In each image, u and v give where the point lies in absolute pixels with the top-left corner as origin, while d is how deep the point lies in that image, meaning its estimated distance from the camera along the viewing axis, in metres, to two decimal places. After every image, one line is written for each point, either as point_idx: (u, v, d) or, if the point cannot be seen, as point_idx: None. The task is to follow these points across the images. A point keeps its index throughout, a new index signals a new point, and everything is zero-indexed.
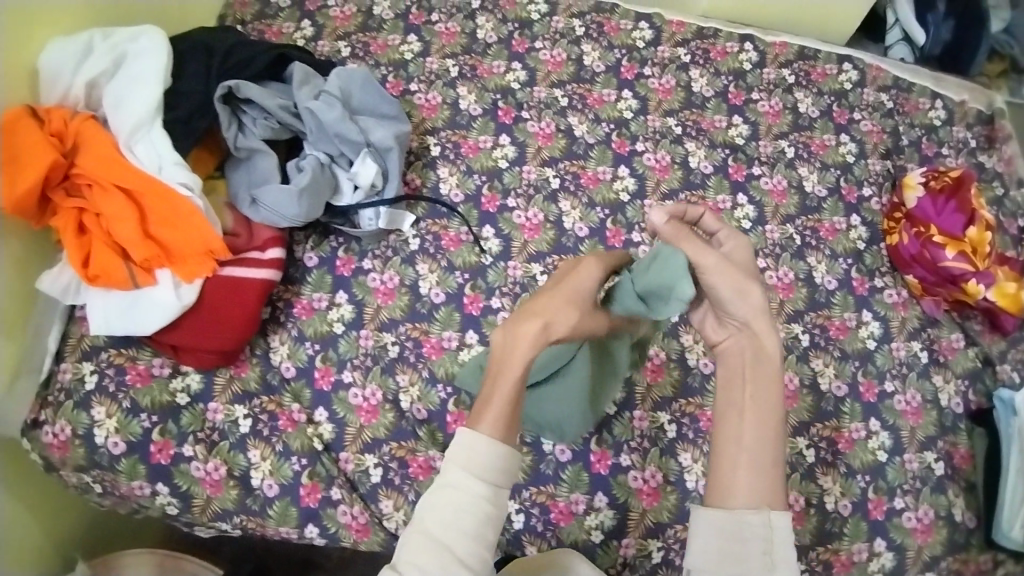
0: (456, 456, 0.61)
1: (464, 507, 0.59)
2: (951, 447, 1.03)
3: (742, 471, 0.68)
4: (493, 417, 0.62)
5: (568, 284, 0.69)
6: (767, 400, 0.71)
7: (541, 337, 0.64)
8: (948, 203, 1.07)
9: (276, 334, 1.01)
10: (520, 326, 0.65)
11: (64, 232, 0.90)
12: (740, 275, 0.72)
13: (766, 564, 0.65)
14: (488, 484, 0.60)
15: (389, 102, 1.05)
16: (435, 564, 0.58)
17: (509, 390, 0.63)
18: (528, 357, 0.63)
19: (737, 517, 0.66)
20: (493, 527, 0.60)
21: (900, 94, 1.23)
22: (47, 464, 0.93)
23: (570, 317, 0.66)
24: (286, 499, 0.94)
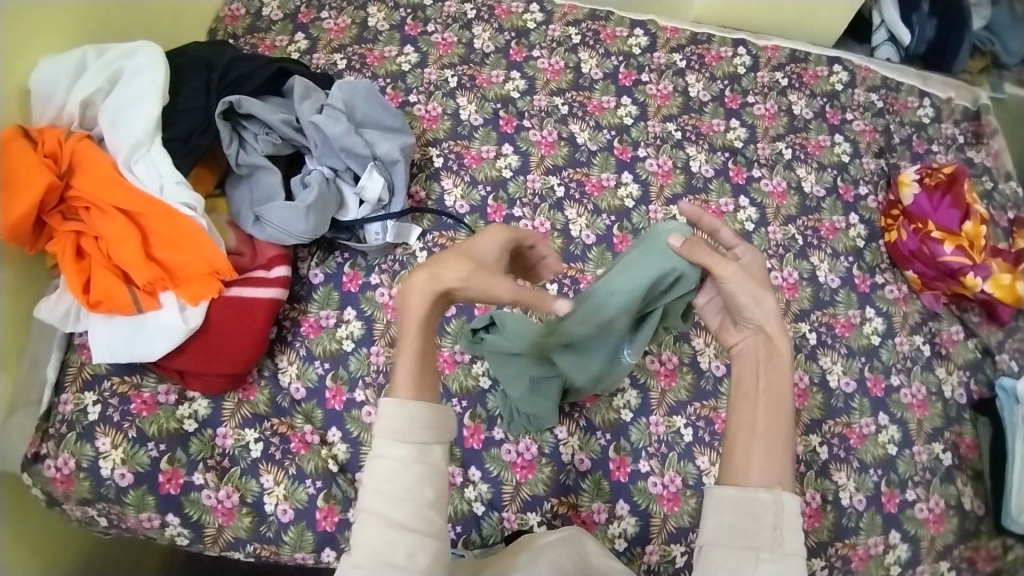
0: (377, 425, 0.56)
1: (393, 474, 0.54)
2: (956, 437, 1.04)
3: (754, 456, 0.60)
4: (400, 377, 0.58)
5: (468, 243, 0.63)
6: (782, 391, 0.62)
7: (432, 294, 0.59)
8: (944, 199, 1.10)
9: (284, 354, 0.99)
10: (410, 278, 0.60)
11: (62, 257, 0.87)
12: (758, 284, 0.65)
13: (776, 542, 0.56)
14: (415, 444, 0.56)
15: (392, 113, 1.04)
16: (373, 534, 0.53)
17: (411, 345, 0.58)
18: (423, 310, 0.59)
19: (749, 494, 0.58)
20: (430, 485, 0.55)
21: (889, 94, 1.26)
22: (50, 499, 0.89)
23: (462, 269, 0.59)
24: (301, 524, 0.91)
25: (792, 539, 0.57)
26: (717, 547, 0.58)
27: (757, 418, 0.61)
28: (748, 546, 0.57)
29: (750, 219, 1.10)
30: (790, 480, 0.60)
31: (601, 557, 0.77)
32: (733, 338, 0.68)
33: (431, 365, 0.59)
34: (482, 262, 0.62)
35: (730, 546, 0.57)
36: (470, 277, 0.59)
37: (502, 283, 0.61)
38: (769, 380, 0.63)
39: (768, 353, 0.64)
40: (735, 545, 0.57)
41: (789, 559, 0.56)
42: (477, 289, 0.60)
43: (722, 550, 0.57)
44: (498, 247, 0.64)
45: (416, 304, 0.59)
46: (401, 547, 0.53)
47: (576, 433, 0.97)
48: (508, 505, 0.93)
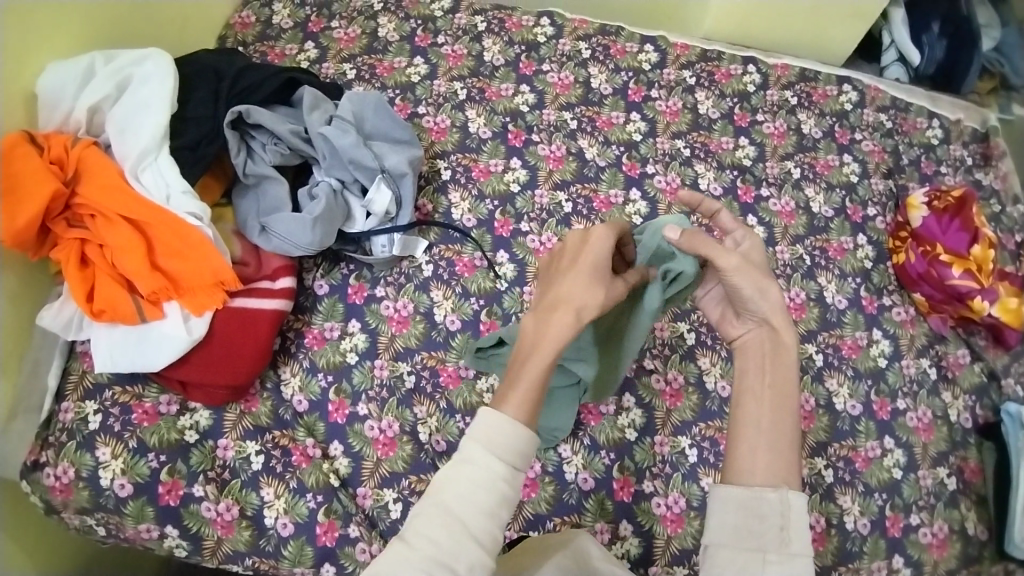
0: (476, 431, 0.59)
1: (479, 484, 0.57)
2: (962, 461, 1.03)
3: (761, 451, 0.63)
4: (518, 400, 0.60)
5: (589, 256, 0.68)
6: (788, 385, 0.66)
7: (571, 325, 0.63)
8: (952, 222, 1.10)
9: (287, 366, 0.98)
10: (551, 318, 0.63)
11: (66, 265, 0.86)
12: (759, 274, 0.70)
13: (783, 543, 0.58)
14: (506, 464, 0.58)
15: (401, 126, 1.04)
16: (442, 533, 0.55)
17: (541, 373, 0.62)
18: (564, 343, 0.62)
19: (754, 493, 0.60)
20: (507, 508, 0.57)
21: (899, 114, 1.25)
22: (48, 508, 0.88)
23: (599, 297, 0.65)
24: (301, 538, 0.90)
25: (798, 540, 0.59)
26: (722, 547, 0.59)
27: (766, 412, 0.65)
28: (754, 546, 0.58)
29: None
30: (794, 479, 0.62)
31: (602, 559, 0.78)
32: (737, 330, 0.72)
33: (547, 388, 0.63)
34: (607, 281, 0.67)
35: (736, 547, 0.58)
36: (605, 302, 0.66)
37: (621, 289, 0.69)
38: (776, 375, 0.67)
39: (772, 347, 0.69)
40: (741, 546, 0.58)
41: (797, 560, 0.58)
42: (606, 305, 0.67)
43: (727, 551, 0.58)
44: (608, 253, 0.68)
45: (554, 336, 0.62)
46: (464, 557, 0.55)
47: (580, 452, 0.96)
48: (510, 524, 0.92)
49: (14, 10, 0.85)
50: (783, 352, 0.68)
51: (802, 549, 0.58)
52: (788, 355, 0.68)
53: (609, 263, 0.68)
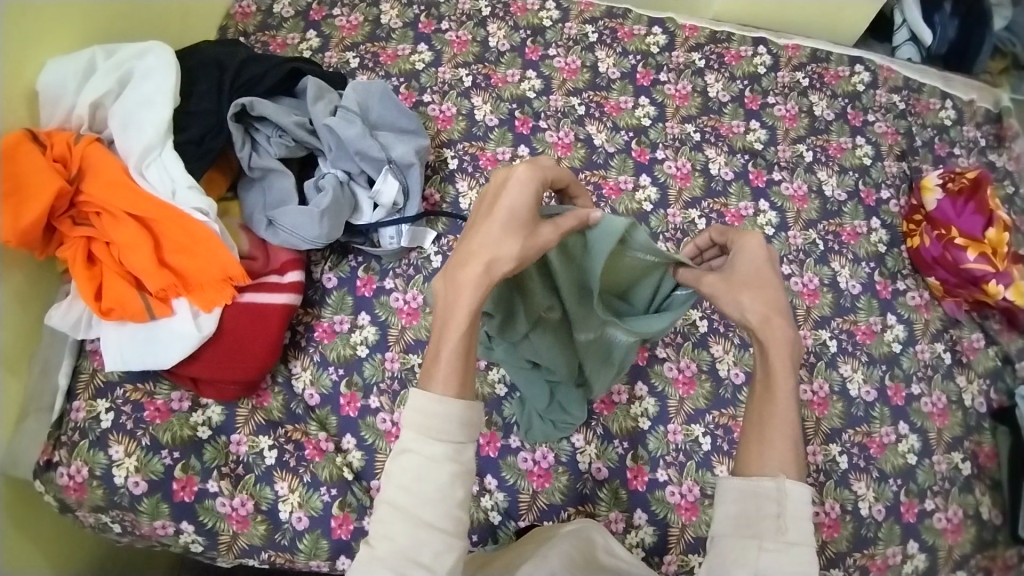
0: (411, 420, 0.56)
1: (424, 472, 0.55)
2: (976, 446, 1.03)
3: (753, 445, 0.64)
4: (443, 373, 0.58)
5: (502, 210, 0.62)
6: (778, 381, 0.65)
7: (478, 285, 0.59)
8: (968, 204, 1.06)
9: (297, 360, 0.98)
10: (458, 272, 0.60)
11: (72, 263, 0.86)
12: (740, 288, 0.68)
13: (779, 531, 0.58)
14: (449, 444, 0.56)
15: (408, 115, 1.02)
16: (400, 528, 0.54)
17: (457, 343, 0.59)
18: (475, 300, 0.59)
19: (751, 482, 0.61)
20: (461, 486, 0.56)
21: (912, 95, 1.23)
22: (62, 506, 0.88)
23: (512, 247, 0.60)
24: (317, 532, 0.90)
25: (795, 528, 0.59)
26: (725, 537, 0.60)
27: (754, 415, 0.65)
28: (753, 534, 0.59)
29: (770, 223, 1.09)
30: (798, 469, 0.62)
31: (610, 555, 0.78)
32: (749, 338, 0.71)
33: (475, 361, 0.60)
34: (525, 232, 0.61)
35: (735, 536, 0.59)
36: (523, 254, 0.60)
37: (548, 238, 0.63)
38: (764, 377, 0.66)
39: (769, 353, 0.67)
40: (740, 536, 0.59)
41: (793, 548, 0.58)
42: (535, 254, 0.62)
43: (729, 541, 0.59)
44: (528, 205, 0.62)
45: (468, 294, 0.59)
46: (427, 547, 0.54)
47: (594, 441, 0.96)
48: (524, 514, 0.92)
49: (16, 6, 0.84)
50: (774, 349, 0.66)
51: (800, 537, 0.58)
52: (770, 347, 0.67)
53: (528, 213, 0.62)
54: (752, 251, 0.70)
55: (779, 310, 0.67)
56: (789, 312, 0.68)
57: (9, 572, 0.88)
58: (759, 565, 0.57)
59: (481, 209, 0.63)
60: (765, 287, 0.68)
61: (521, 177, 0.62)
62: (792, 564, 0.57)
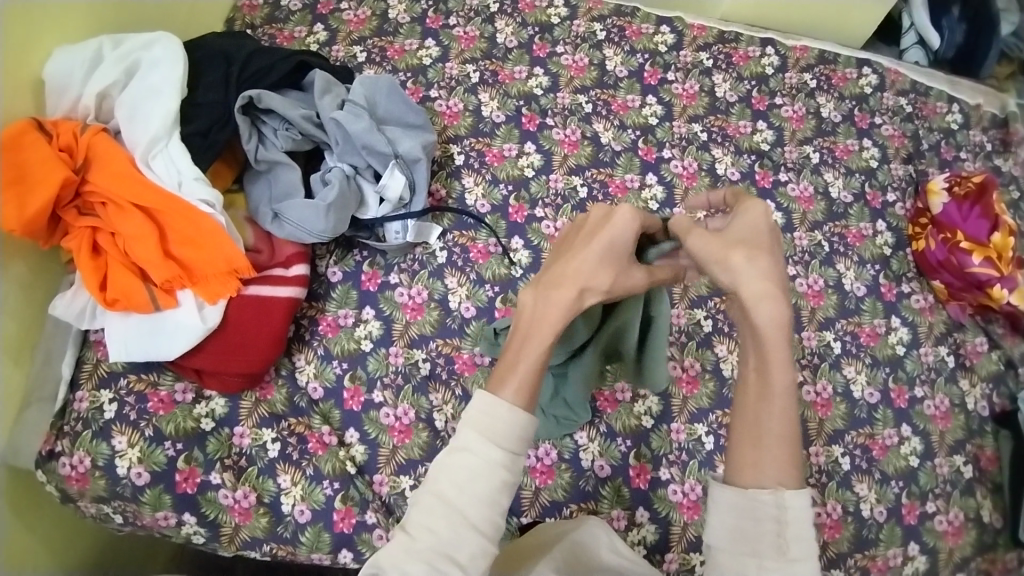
0: (472, 419, 0.58)
1: (478, 474, 0.56)
2: (978, 450, 1.03)
3: (748, 448, 0.63)
4: (516, 383, 0.60)
5: (605, 240, 0.65)
6: (773, 368, 0.64)
7: (566, 312, 0.62)
8: (973, 209, 1.06)
9: (302, 353, 0.97)
10: (552, 293, 0.63)
11: (79, 253, 0.86)
12: (731, 253, 0.66)
13: (781, 550, 0.58)
14: (505, 451, 0.57)
15: (415, 110, 1.02)
16: (443, 523, 0.55)
17: (533, 358, 0.61)
18: (562, 323, 0.62)
19: (749, 496, 0.60)
20: (508, 495, 0.57)
21: (918, 98, 1.23)
22: (64, 497, 0.88)
23: (606, 281, 0.64)
24: (318, 525, 0.90)
25: (796, 545, 0.59)
26: (723, 550, 0.60)
27: (747, 408, 0.64)
28: (751, 551, 0.58)
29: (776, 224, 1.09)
30: (797, 477, 0.62)
31: (612, 552, 0.78)
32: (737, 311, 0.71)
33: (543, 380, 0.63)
34: (621, 267, 0.65)
35: (733, 552, 0.59)
36: (612, 289, 0.65)
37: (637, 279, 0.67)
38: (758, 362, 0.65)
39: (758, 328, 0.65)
40: (738, 551, 0.59)
41: (794, 565, 0.58)
42: (621, 294, 0.66)
43: (727, 555, 0.60)
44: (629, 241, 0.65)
45: (557, 317, 0.62)
46: (465, 548, 0.55)
47: (597, 439, 0.96)
48: (526, 511, 0.92)
49: (18, 8, 0.84)
50: (769, 327, 0.64)
51: (801, 553, 0.59)
52: (765, 323, 0.64)
53: (629, 251, 0.66)
54: (750, 222, 0.68)
55: (777, 282, 0.65)
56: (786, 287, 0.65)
57: (9, 564, 0.87)
58: None
59: (580, 235, 0.67)
60: (757, 252, 0.66)
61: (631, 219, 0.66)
62: None
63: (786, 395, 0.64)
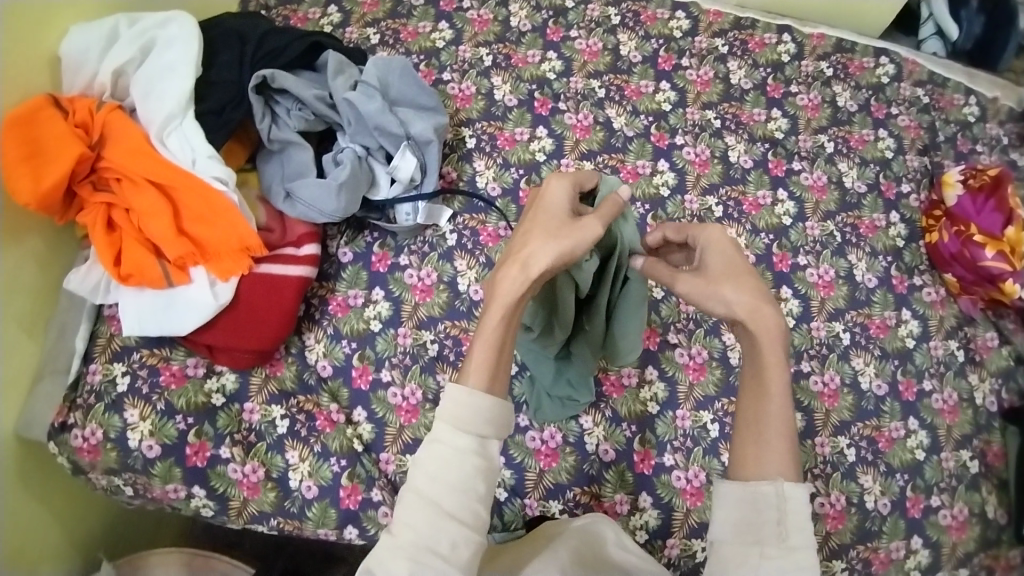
0: (443, 412, 0.61)
1: (451, 463, 0.60)
2: (985, 445, 1.02)
3: (750, 447, 0.67)
4: (475, 366, 0.63)
5: (540, 214, 0.70)
6: (771, 376, 0.69)
7: (515, 287, 0.65)
8: (987, 202, 1.04)
9: (311, 332, 0.98)
10: (498, 273, 0.66)
11: (94, 229, 0.87)
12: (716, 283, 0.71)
13: (780, 537, 0.62)
14: (475, 438, 0.61)
15: (427, 92, 1.02)
16: (423, 519, 0.59)
17: (488, 337, 0.64)
18: (514, 294, 0.65)
19: (751, 488, 0.64)
20: (481, 481, 0.60)
21: (936, 89, 1.21)
22: (76, 468, 0.90)
23: (547, 246, 0.65)
24: (325, 501, 0.92)
25: (796, 533, 0.63)
26: (726, 543, 0.64)
27: (750, 410, 0.69)
28: (754, 541, 0.63)
29: (788, 214, 1.08)
30: (795, 470, 0.66)
31: (619, 549, 0.80)
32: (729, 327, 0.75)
33: (507, 355, 0.65)
34: (560, 229, 0.67)
35: (737, 542, 0.63)
36: (558, 251, 0.65)
37: (589, 226, 0.67)
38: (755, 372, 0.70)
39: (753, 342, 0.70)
40: (741, 541, 0.63)
41: (795, 553, 0.62)
42: (572, 247, 0.66)
43: (731, 546, 0.63)
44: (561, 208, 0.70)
45: (508, 289, 0.65)
46: (445, 538, 0.58)
47: (602, 423, 0.96)
48: (530, 492, 0.93)
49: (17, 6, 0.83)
50: (764, 336, 0.69)
51: (801, 542, 0.62)
52: (761, 332, 0.69)
53: (562, 216, 0.69)
54: (721, 244, 0.74)
55: (762, 295, 0.70)
56: (773, 299, 0.71)
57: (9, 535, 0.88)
58: (761, 570, 0.61)
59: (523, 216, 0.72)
60: (741, 278, 0.71)
61: (555, 188, 0.71)
62: (794, 569, 0.61)
63: (782, 398, 0.68)
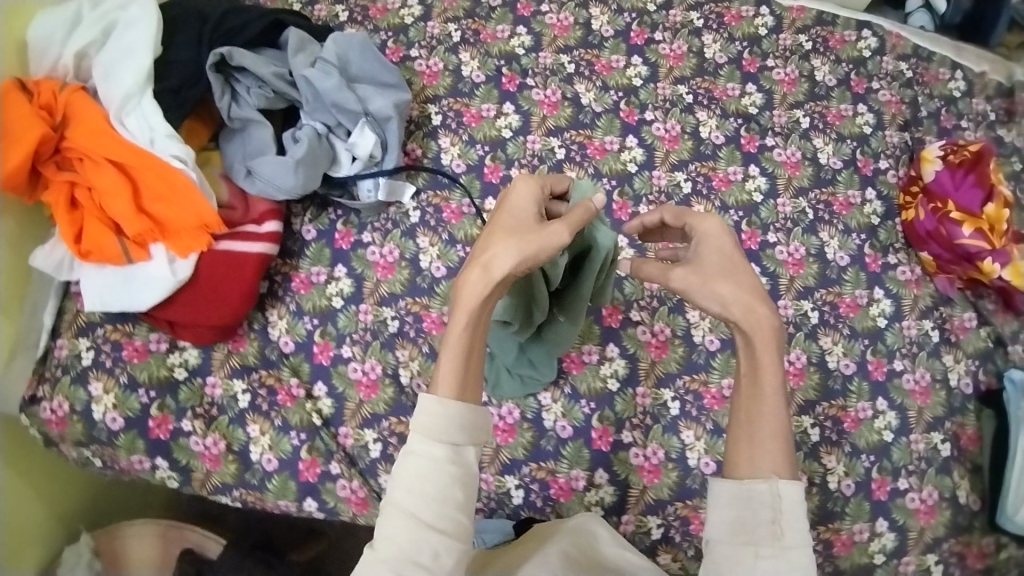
0: (417, 423, 0.63)
1: (427, 473, 0.61)
2: (958, 428, 1.00)
3: (743, 445, 0.67)
4: (444, 375, 0.64)
5: (504, 216, 0.70)
6: (766, 376, 0.68)
7: (478, 292, 0.64)
8: (967, 177, 1.02)
9: (274, 308, 0.99)
10: (460, 278, 0.65)
11: (56, 207, 0.88)
12: (713, 279, 0.70)
13: (775, 536, 0.62)
14: (449, 446, 0.62)
15: (389, 70, 1.02)
16: (403, 532, 0.60)
17: (455, 345, 0.64)
18: (477, 298, 0.64)
19: (744, 487, 0.64)
20: (459, 489, 0.62)
21: (920, 63, 1.17)
22: (46, 440, 0.93)
23: (510, 250, 0.65)
24: (284, 473, 0.93)
25: (790, 532, 0.62)
26: (720, 543, 0.64)
27: (744, 410, 0.68)
28: (748, 541, 0.62)
29: (759, 190, 1.06)
30: (789, 467, 0.66)
31: (614, 548, 0.81)
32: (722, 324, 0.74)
33: (476, 361, 0.65)
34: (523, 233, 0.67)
35: (731, 542, 0.63)
36: (521, 253, 0.65)
37: (554, 230, 0.67)
38: (750, 372, 0.69)
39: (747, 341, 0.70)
40: (735, 541, 0.63)
41: (789, 553, 0.61)
42: (536, 252, 0.66)
43: (725, 546, 0.63)
44: (526, 211, 0.70)
45: (472, 293, 0.64)
46: (427, 549, 0.60)
47: (560, 400, 0.96)
48: (486, 467, 0.94)
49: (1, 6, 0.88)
50: (758, 336, 0.69)
51: (797, 541, 0.62)
52: (755, 330, 0.69)
53: (526, 218, 0.70)
54: (716, 239, 0.73)
55: (755, 292, 0.69)
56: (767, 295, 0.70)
57: None
58: (756, 569, 0.61)
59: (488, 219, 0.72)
60: (737, 275, 0.70)
61: (518, 190, 0.71)
62: (790, 568, 0.61)
63: (777, 399, 0.68)
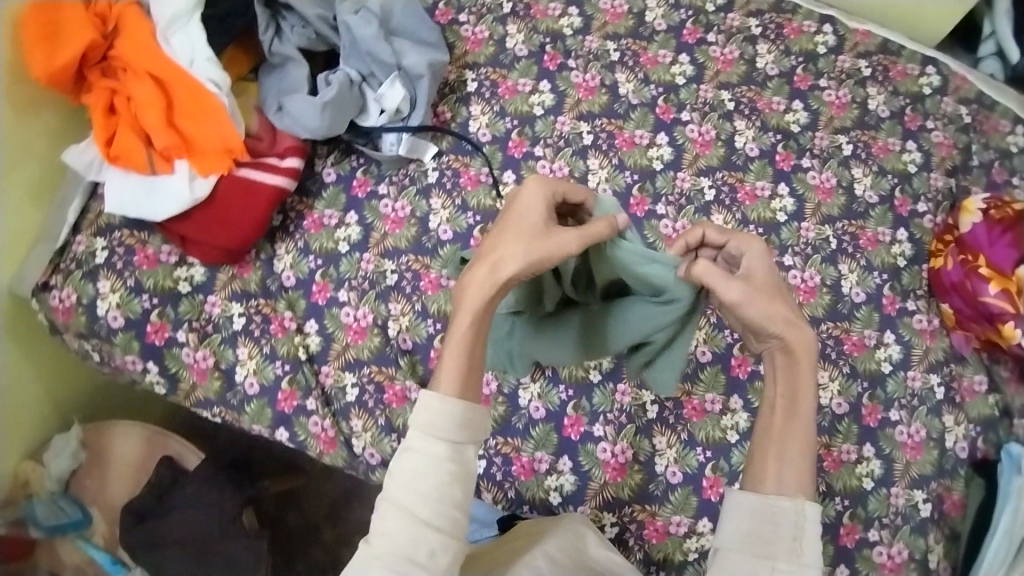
0: (416, 419, 0.62)
1: (426, 470, 0.61)
2: (944, 490, 0.95)
3: (770, 460, 0.65)
4: (447, 374, 0.63)
5: (514, 216, 0.68)
6: (803, 399, 0.66)
7: (482, 292, 0.64)
8: (1004, 236, 0.95)
9: (283, 242, 1.02)
10: (466, 277, 0.65)
11: (94, 110, 0.93)
12: (764, 296, 0.66)
13: (794, 552, 0.61)
14: (448, 444, 0.62)
15: (429, 29, 1.04)
16: (399, 528, 0.60)
17: (458, 346, 0.63)
18: (482, 298, 0.64)
19: (768, 501, 0.63)
20: (457, 487, 0.61)
21: (981, 110, 1.11)
22: (53, 326, 0.98)
23: (519, 251, 0.64)
24: (263, 400, 0.97)
25: (809, 550, 0.62)
26: (732, 552, 0.62)
27: (776, 428, 0.66)
28: (764, 554, 0.61)
29: (784, 210, 1.03)
30: (811, 489, 0.64)
31: (605, 551, 0.81)
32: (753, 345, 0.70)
33: (478, 361, 0.65)
34: (534, 235, 0.66)
35: (746, 553, 0.62)
36: (529, 254, 0.64)
37: (564, 238, 0.65)
38: (787, 391, 0.66)
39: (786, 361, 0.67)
40: (750, 552, 0.62)
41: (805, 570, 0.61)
42: (546, 256, 0.65)
43: (738, 555, 0.62)
44: (538, 213, 0.68)
45: (473, 296, 0.64)
46: (424, 547, 0.60)
47: (539, 381, 0.96)
48: None
49: None
50: (802, 356, 0.66)
51: (813, 561, 0.61)
52: (799, 351, 0.66)
53: (538, 221, 0.67)
54: (763, 258, 0.69)
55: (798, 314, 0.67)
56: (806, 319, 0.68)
57: None
58: None
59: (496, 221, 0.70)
60: (784, 296, 0.68)
61: (530, 191, 0.69)
62: None
63: (809, 422, 0.65)
